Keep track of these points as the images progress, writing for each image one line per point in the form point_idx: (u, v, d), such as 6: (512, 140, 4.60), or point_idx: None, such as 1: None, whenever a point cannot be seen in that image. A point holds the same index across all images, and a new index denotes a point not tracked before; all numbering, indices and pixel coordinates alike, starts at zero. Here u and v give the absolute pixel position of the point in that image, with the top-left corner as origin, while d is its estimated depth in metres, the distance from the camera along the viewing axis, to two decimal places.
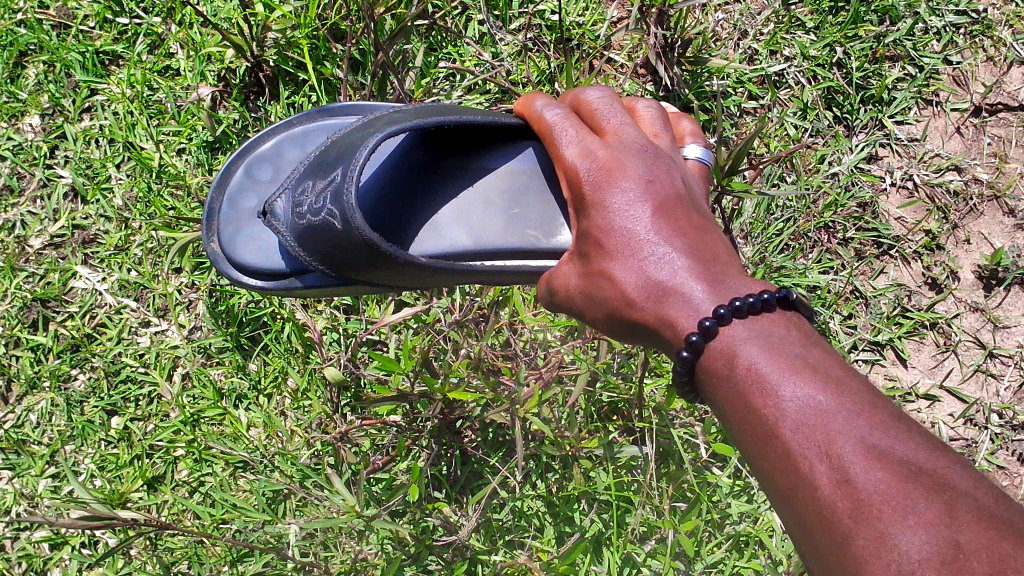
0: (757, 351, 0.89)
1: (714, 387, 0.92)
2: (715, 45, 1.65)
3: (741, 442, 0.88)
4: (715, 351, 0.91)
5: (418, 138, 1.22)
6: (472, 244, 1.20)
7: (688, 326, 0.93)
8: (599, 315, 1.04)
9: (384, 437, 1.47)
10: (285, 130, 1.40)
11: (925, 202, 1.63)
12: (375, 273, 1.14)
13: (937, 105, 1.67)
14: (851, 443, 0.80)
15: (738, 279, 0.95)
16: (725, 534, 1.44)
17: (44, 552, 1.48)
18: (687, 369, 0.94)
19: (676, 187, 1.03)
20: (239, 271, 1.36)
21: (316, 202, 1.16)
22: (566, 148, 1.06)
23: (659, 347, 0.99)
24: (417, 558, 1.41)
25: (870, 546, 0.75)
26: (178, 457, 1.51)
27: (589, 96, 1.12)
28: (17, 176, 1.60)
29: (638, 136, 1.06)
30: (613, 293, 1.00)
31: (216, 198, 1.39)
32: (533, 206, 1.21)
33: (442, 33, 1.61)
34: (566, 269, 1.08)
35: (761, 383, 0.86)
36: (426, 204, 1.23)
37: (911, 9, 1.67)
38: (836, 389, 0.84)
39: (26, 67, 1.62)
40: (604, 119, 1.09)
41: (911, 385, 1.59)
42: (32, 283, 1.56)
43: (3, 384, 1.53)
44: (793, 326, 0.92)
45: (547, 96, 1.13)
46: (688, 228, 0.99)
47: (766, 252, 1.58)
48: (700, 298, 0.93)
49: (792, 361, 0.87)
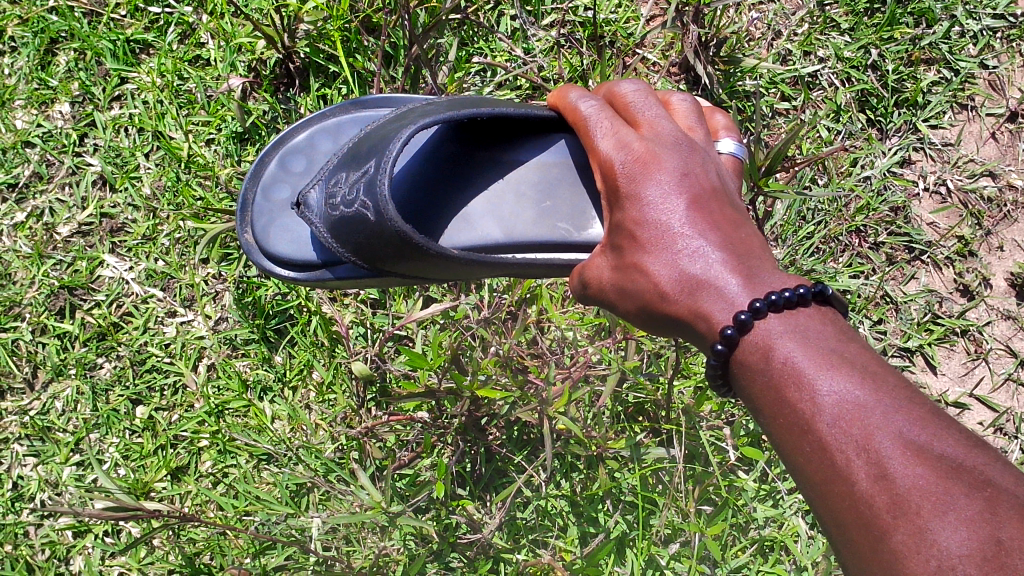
0: (793, 345, 0.88)
1: (748, 381, 0.91)
2: (748, 44, 1.63)
3: (775, 435, 0.87)
4: (749, 344, 0.90)
5: (451, 130, 1.21)
6: (503, 236, 1.20)
7: (723, 319, 0.92)
8: (631, 308, 1.02)
9: (409, 432, 1.46)
10: (319, 122, 1.40)
11: (959, 207, 1.62)
12: (407, 265, 1.13)
13: (972, 109, 1.65)
14: (890, 438, 0.79)
15: (774, 273, 0.94)
16: (749, 538, 1.44)
17: (67, 539, 1.48)
18: (721, 363, 0.93)
19: (711, 181, 1.01)
20: (272, 262, 1.35)
21: (349, 193, 1.15)
22: (600, 139, 1.04)
23: (691, 340, 0.98)
24: (440, 555, 1.42)
25: (909, 542, 0.74)
26: (202, 448, 1.51)
27: (624, 90, 1.10)
28: (46, 164, 1.60)
29: (673, 129, 1.04)
30: (645, 286, 0.98)
31: (249, 189, 1.39)
32: (564, 199, 1.19)
33: (474, 28, 1.60)
34: (598, 262, 1.07)
35: (798, 378, 0.85)
36: (458, 195, 1.22)
37: (948, 12, 1.64)
38: (874, 384, 0.83)
39: (56, 54, 1.62)
40: (639, 111, 1.07)
41: (940, 393, 1.57)
42: (60, 271, 1.57)
43: (29, 370, 1.54)
44: (828, 322, 0.91)
45: (581, 88, 1.11)
46: (723, 220, 0.97)
47: (796, 255, 1.57)
48: (735, 292, 0.92)
49: (828, 356, 0.86)
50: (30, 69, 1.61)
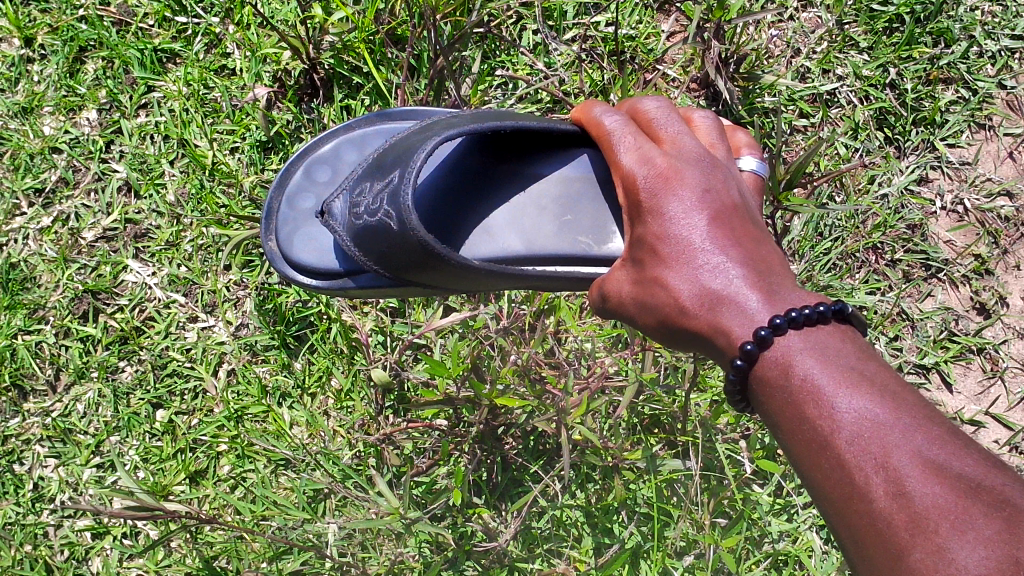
0: (812, 362, 0.88)
1: (767, 397, 0.91)
2: (768, 62, 1.64)
3: (793, 452, 0.88)
4: (769, 360, 0.91)
5: (475, 143, 1.23)
6: (525, 249, 1.21)
7: (743, 335, 0.92)
8: (650, 322, 1.03)
9: (426, 440, 1.48)
10: (345, 133, 1.43)
11: (976, 226, 1.62)
12: (428, 275, 1.14)
13: (989, 129, 1.66)
14: (908, 457, 0.79)
15: (794, 291, 0.94)
16: (764, 552, 1.44)
17: (85, 540, 1.50)
18: (740, 378, 0.94)
19: (733, 198, 1.02)
20: (295, 270, 1.37)
21: (373, 202, 1.17)
22: (623, 153, 1.05)
23: (709, 355, 0.98)
24: (454, 563, 1.43)
25: (928, 560, 0.75)
26: (221, 452, 1.52)
27: (647, 106, 1.12)
28: (72, 169, 1.63)
29: (696, 145, 1.05)
30: (665, 300, 0.99)
31: (274, 198, 1.41)
32: (585, 213, 1.21)
33: (497, 42, 1.62)
34: (618, 275, 1.07)
35: (817, 395, 0.86)
36: (481, 208, 1.24)
37: (966, 32, 1.66)
38: (893, 402, 0.83)
39: (85, 62, 1.65)
40: (662, 127, 1.08)
41: (956, 410, 1.57)
42: (84, 275, 1.59)
43: (52, 373, 1.55)
44: (848, 339, 0.91)
45: (606, 103, 1.12)
46: (744, 237, 0.98)
47: (814, 270, 1.58)
48: (755, 308, 0.92)
49: (847, 373, 0.86)
50: (59, 77, 1.64)
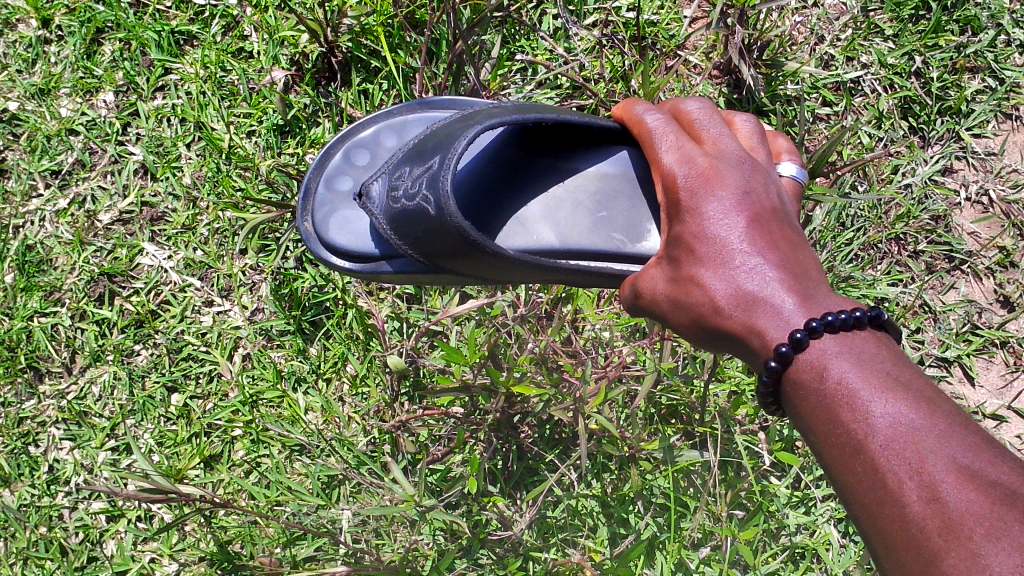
0: (848, 367, 0.87)
1: (800, 400, 0.89)
2: (791, 48, 1.61)
3: (824, 455, 0.86)
4: (804, 363, 0.89)
5: (517, 134, 1.22)
6: (559, 244, 1.19)
7: (778, 337, 0.90)
8: (683, 321, 1.00)
9: (442, 427, 1.47)
10: (385, 119, 1.42)
11: (1001, 218, 1.60)
12: (463, 263, 1.13)
13: (1017, 119, 1.63)
14: (943, 463, 0.78)
15: (830, 296, 0.92)
16: (780, 545, 1.44)
17: (100, 523, 1.50)
18: (773, 380, 0.92)
19: (772, 201, 0.99)
20: (328, 252, 1.36)
21: (411, 187, 1.16)
22: (664, 153, 1.02)
23: (742, 357, 0.96)
24: (468, 551, 1.42)
25: (960, 565, 0.73)
26: (236, 437, 1.52)
27: (689, 107, 1.09)
28: (89, 152, 1.62)
29: (737, 147, 1.03)
30: (699, 300, 0.96)
31: (312, 179, 1.40)
32: (621, 210, 1.19)
33: (516, 26, 1.60)
34: (651, 272, 1.05)
35: (852, 398, 0.84)
36: (517, 198, 1.22)
37: (994, 21, 1.63)
38: (929, 409, 0.82)
39: (102, 44, 1.64)
40: (702, 128, 1.06)
41: (977, 404, 1.54)
42: (100, 258, 1.58)
43: (68, 355, 1.55)
44: (884, 346, 0.90)
45: (647, 102, 1.10)
46: (781, 241, 0.96)
47: (835, 261, 1.55)
48: (791, 310, 0.90)
49: (883, 378, 0.85)
50: (76, 58, 1.63)
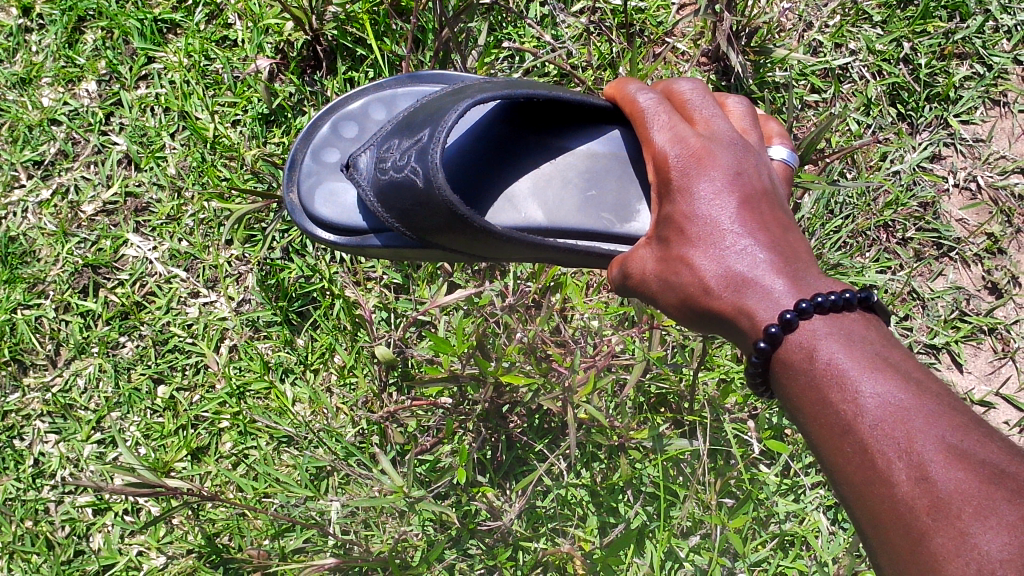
0: (837, 348, 0.86)
1: (788, 382, 0.89)
2: (779, 36, 1.61)
3: (813, 435, 0.86)
4: (793, 344, 0.88)
5: (508, 109, 1.21)
6: (546, 222, 1.18)
7: (768, 317, 0.90)
8: (673, 302, 1.00)
9: (430, 418, 1.46)
10: (375, 91, 1.40)
11: (989, 204, 1.59)
12: (452, 238, 1.12)
13: (1005, 105, 1.63)
14: (932, 443, 0.78)
15: (820, 277, 0.92)
16: (769, 533, 1.44)
17: (87, 516, 1.49)
18: (762, 363, 0.91)
19: (764, 183, 0.99)
20: (315, 225, 1.34)
21: (400, 159, 1.15)
22: (656, 133, 1.02)
23: (732, 339, 0.96)
24: (458, 541, 1.42)
25: (949, 545, 0.73)
26: (223, 429, 1.50)
27: (682, 87, 1.08)
28: (72, 142, 1.60)
29: (729, 128, 1.02)
30: (690, 280, 0.96)
31: (300, 149, 1.38)
32: (610, 189, 1.18)
33: (503, 13, 1.59)
34: (641, 253, 1.04)
35: (840, 379, 0.84)
36: (507, 174, 1.21)
37: (982, 7, 1.62)
38: (918, 389, 0.81)
39: (83, 33, 1.62)
40: (696, 109, 1.05)
41: (966, 391, 1.55)
42: (84, 249, 1.57)
43: (52, 348, 1.54)
44: (873, 327, 0.89)
45: (641, 82, 1.09)
46: (772, 222, 0.95)
47: (824, 248, 1.55)
48: (781, 291, 0.90)
49: (872, 359, 0.84)
50: (57, 47, 1.61)
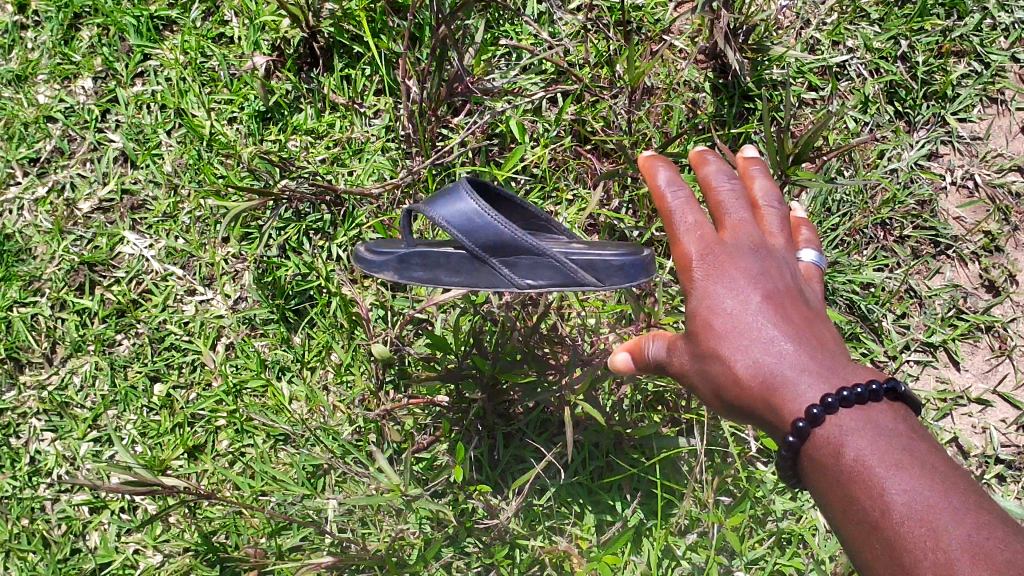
0: (864, 442, 0.88)
1: (818, 479, 0.91)
2: (776, 33, 1.61)
3: (844, 534, 0.88)
4: (821, 440, 0.90)
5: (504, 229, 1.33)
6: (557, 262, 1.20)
7: (796, 412, 0.92)
8: (709, 394, 1.02)
9: (427, 416, 1.46)
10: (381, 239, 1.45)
11: (986, 202, 1.59)
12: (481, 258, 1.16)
13: (1002, 103, 1.62)
14: (956, 540, 0.79)
15: (849, 371, 0.94)
16: (767, 530, 1.43)
17: (83, 515, 1.49)
18: (792, 454, 0.93)
19: (791, 279, 1.02)
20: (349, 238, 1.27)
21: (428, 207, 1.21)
22: (682, 228, 1.04)
23: (766, 431, 0.98)
24: (454, 540, 1.41)
25: None
26: (220, 427, 1.50)
27: (716, 187, 1.09)
28: (68, 139, 1.60)
29: (754, 235, 1.04)
30: (723, 374, 0.98)
31: None
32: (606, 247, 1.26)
33: (500, 11, 1.59)
34: (675, 349, 1.06)
35: (867, 477, 0.86)
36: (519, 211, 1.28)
37: (979, 5, 1.62)
38: (943, 487, 0.83)
39: (80, 30, 1.62)
40: (726, 213, 1.07)
41: (963, 389, 1.54)
42: (80, 247, 1.56)
43: (48, 346, 1.53)
44: (902, 416, 0.91)
45: (673, 172, 1.10)
46: (801, 326, 0.98)
47: (820, 246, 1.55)
48: (810, 387, 0.92)
49: (898, 455, 0.86)
50: (54, 44, 1.61)
